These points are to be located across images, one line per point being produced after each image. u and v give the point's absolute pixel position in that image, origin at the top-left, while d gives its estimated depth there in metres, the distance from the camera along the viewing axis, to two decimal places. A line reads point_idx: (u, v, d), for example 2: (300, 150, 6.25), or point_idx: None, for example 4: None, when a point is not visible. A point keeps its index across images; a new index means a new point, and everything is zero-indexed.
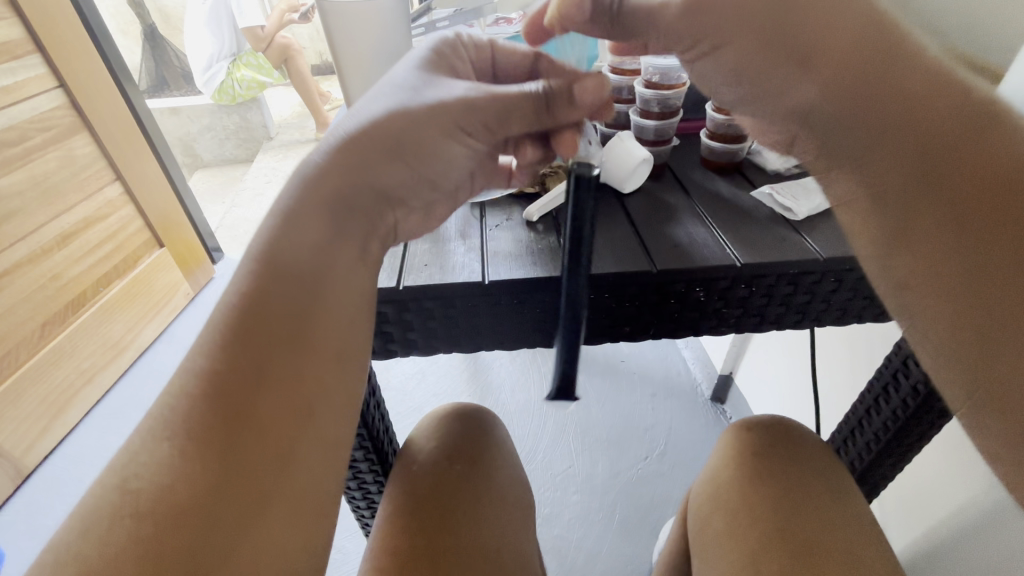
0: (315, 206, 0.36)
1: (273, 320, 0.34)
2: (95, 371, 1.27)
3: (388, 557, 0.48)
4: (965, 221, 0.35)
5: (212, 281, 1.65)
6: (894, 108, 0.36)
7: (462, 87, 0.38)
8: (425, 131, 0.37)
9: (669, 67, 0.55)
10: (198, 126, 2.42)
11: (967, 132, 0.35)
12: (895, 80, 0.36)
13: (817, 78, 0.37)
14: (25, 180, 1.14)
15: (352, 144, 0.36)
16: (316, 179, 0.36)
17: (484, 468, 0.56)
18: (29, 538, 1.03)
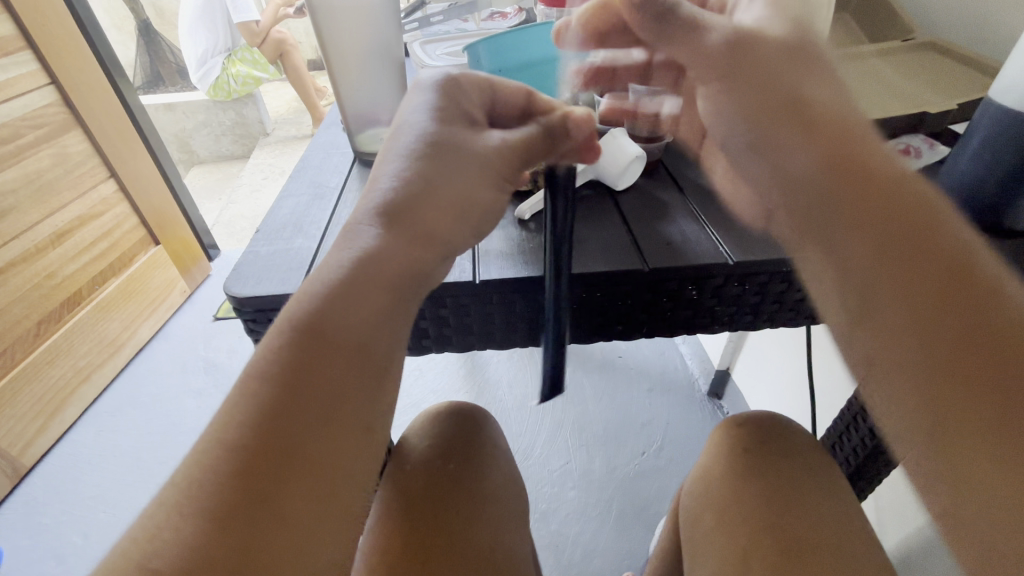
0: (373, 271, 0.37)
1: (329, 349, 0.35)
2: (91, 369, 1.27)
3: (380, 557, 0.48)
4: (933, 313, 0.32)
5: (209, 279, 1.64)
6: (855, 187, 0.34)
7: (495, 143, 0.41)
8: (472, 190, 0.40)
9: None
10: (194, 122, 2.41)
11: (930, 236, 0.33)
12: (854, 166, 0.34)
13: (783, 160, 0.36)
14: (17, 178, 1.14)
15: (408, 217, 0.38)
16: (379, 255, 0.37)
17: (477, 466, 0.55)
18: (27, 537, 1.03)
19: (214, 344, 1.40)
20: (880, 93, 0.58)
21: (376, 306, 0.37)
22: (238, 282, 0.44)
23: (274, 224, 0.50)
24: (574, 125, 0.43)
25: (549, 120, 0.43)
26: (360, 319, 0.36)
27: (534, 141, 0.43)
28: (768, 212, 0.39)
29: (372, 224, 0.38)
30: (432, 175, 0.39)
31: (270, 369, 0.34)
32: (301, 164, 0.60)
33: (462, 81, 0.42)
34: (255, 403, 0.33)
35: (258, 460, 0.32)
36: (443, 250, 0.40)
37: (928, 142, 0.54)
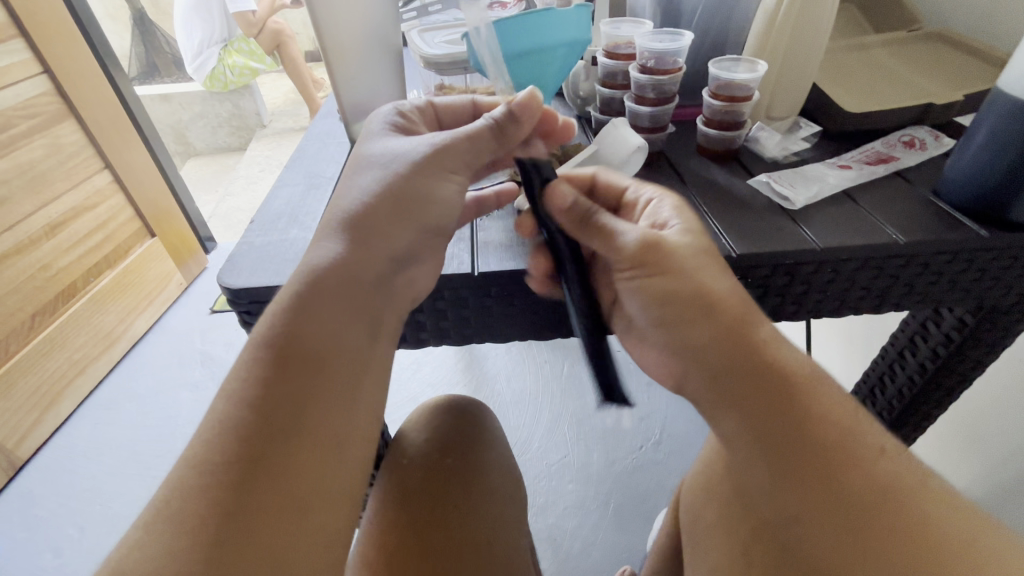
0: (326, 288, 0.39)
1: (293, 359, 0.37)
2: (86, 362, 1.26)
3: (377, 551, 0.47)
4: (805, 492, 0.39)
5: (205, 271, 1.62)
6: (762, 406, 0.40)
7: (433, 141, 0.43)
8: (413, 184, 0.42)
9: (666, 50, 0.52)
10: (190, 113, 2.38)
11: (832, 437, 0.39)
12: (749, 365, 0.41)
13: (688, 336, 0.43)
14: (10, 169, 1.12)
15: (358, 228, 0.41)
16: (335, 270, 0.40)
17: (476, 460, 0.55)
18: (23, 530, 1.02)
19: (211, 337, 1.39)
20: (885, 85, 0.58)
21: (350, 326, 0.40)
22: (232, 273, 0.43)
23: (268, 214, 0.49)
24: (517, 112, 0.43)
25: (495, 115, 0.44)
26: (321, 331, 0.39)
27: (478, 135, 0.43)
28: (687, 381, 0.45)
29: (333, 241, 0.41)
30: (373, 186, 0.42)
31: (244, 384, 0.37)
32: (297, 154, 0.59)
33: (408, 109, 0.48)
34: (245, 415, 0.36)
35: (226, 474, 0.34)
36: (389, 244, 0.41)
37: (933, 134, 0.53)
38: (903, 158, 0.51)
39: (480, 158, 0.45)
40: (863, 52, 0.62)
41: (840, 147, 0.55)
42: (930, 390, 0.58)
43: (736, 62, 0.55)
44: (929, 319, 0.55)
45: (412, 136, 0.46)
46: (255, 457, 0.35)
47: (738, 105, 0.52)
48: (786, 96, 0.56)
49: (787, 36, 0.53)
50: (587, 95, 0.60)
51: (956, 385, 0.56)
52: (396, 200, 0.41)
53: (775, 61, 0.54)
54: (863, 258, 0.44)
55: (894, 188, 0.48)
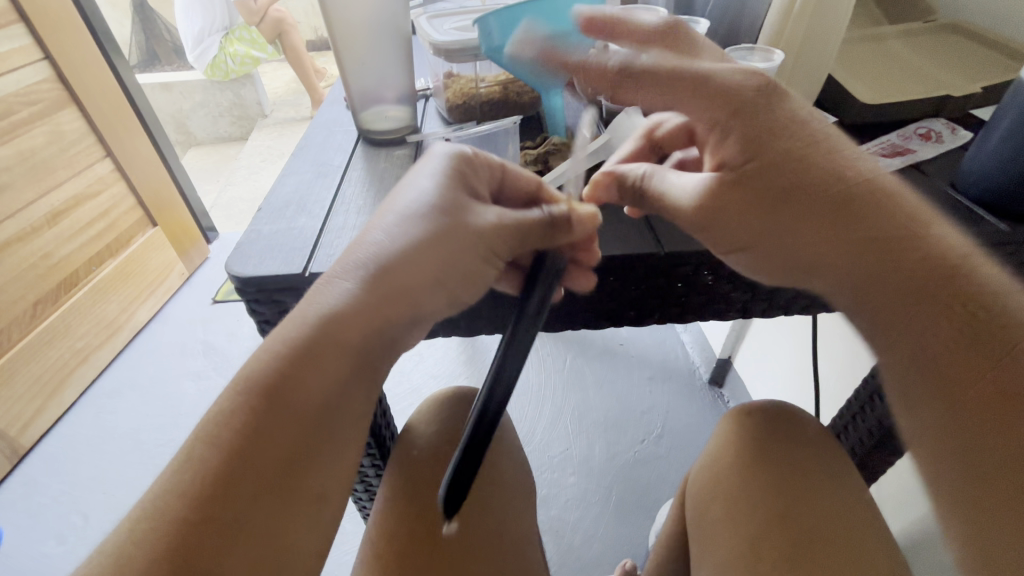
0: (339, 352, 0.37)
1: (288, 408, 0.35)
2: (88, 351, 1.26)
3: (388, 542, 0.47)
4: (935, 338, 0.37)
5: (207, 261, 1.62)
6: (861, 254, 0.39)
7: (491, 218, 0.41)
8: (445, 252, 0.39)
9: (681, 38, 0.51)
10: (191, 102, 2.37)
11: (931, 276, 0.37)
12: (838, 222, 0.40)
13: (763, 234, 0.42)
14: (11, 156, 1.11)
15: (381, 277, 0.38)
16: (347, 317, 0.37)
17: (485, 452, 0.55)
18: (28, 517, 1.03)
19: (213, 328, 1.39)
20: (901, 77, 0.57)
21: (343, 394, 0.38)
22: (241, 261, 0.42)
23: (277, 202, 0.49)
24: (575, 220, 0.42)
25: (557, 211, 0.42)
26: (318, 385, 0.36)
27: (526, 225, 0.42)
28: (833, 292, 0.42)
29: (347, 285, 0.38)
30: (408, 243, 0.39)
31: (222, 428, 0.35)
32: (303, 142, 0.58)
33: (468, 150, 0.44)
34: (212, 465, 0.34)
35: (188, 535, 0.32)
36: (414, 307, 0.39)
37: (949, 127, 0.53)
38: (919, 151, 0.50)
39: (520, 244, 0.42)
40: (877, 44, 0.62)
41: (856, 139, 0.54)
42: None
43: (750, 51, 0.54)
44: None
45: (467, 189, 0.42)
46: (223, 501, 0.33)
47: None
48: (800, 87, 0.55)
49: (804, 25, 0.52)
50: None
51: None
52: (420, 262, 0.39)
53: (791, 50, 0.53)
54: None
55: (912, 179, 0.48)
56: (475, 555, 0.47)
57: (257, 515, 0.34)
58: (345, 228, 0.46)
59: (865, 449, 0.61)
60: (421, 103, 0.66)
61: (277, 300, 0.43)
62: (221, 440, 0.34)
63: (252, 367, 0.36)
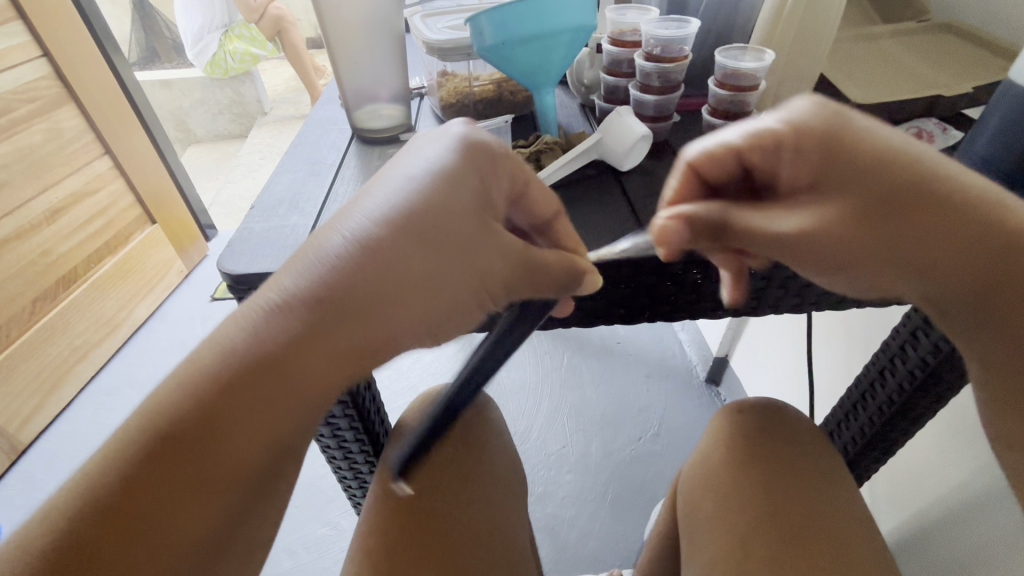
0: (289, 403, 0.31)
1: (201, 462, 0.29)
2: (88, 348, 1.26)
3: (378, 538, 0.47)
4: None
5: (206, 259, 1.62)
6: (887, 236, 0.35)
7: (499, 256, 0.36)
8: (428, 291, 0.34)
9: (672, 38, 0.51)
10: (190, 100, 2.37)
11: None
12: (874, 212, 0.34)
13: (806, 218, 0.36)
14: (10, 153, 1.12)
15: (334, 311, 0.31)
16: (294, 370, 0.31)
17: (478, 449, 0.55)
18: (27, 512, 1.03)
19: (212, 325, 1.40)
20: (893, 77, 0.57)
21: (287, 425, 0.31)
22: (232, 258, 0.42)
23: (269, 200, 0.49)
24: (583, 284, 0.38)
25: (564, 262, 0.38)
26: (253, 442, 0.30)
27: (534, 271, 0.37)
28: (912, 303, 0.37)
29: (296, 314, 0.31)
30: (381, 270, 0.32)
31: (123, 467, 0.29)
32: (298, 141, 0.58)
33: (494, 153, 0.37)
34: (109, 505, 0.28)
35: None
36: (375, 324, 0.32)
37: (941, 126, 0.53)
38: None
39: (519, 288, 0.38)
40: (869, 43, 0.62)
41: None
42: None
43: (742, 51, 0.55)
44: None
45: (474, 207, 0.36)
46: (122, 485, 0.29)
47: (744, 95, 0.52)
48: (792, 87, 0.55)
49: (795, 25, 0.52)
50: (590, 83, 0.60)
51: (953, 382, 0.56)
52: (391, 295, 0.33)
53: (782, 50, 0.53)
54: None
55: None
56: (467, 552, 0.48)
57: (165, 525, 0.29)
58: None
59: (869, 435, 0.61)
60: (416, 102, 0.67)
61: None
62: (137, 458, 0.29)
63: (210, 351, 0.31)
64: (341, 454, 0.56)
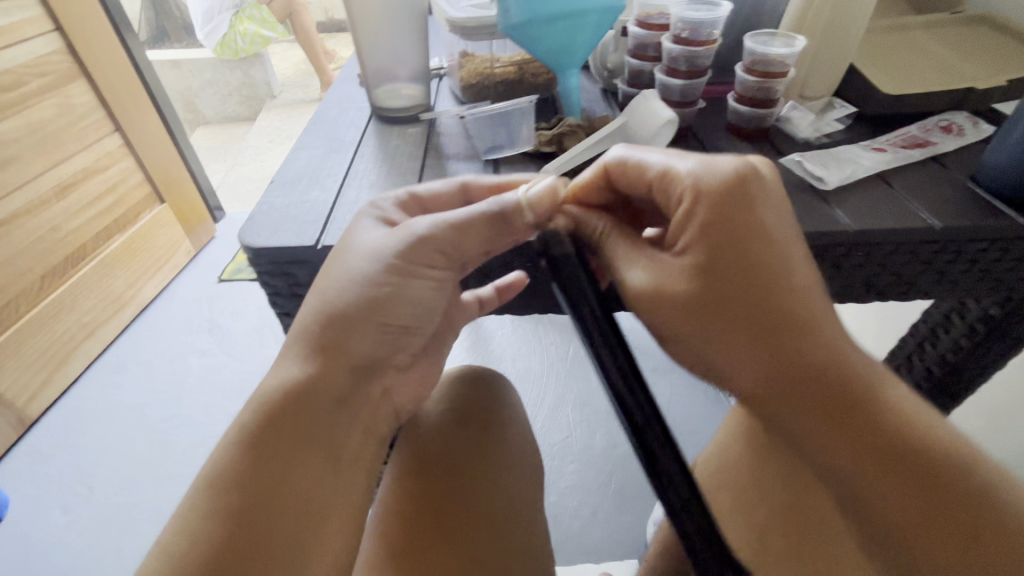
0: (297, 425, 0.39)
1: (265, 487, 0.36)
2: (96, 325, 1.27)
3: (397, 519, 0.47)
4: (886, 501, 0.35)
5: (214, 240, 1.63)
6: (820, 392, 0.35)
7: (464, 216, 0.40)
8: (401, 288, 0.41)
9: (702, 21, 0.50)
10: (200, 81, 2.34)
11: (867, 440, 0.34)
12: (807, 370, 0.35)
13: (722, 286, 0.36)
14: (20, 128, 1.11)
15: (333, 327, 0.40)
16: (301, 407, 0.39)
17: (497, 431, 0.54)
18: (33, 486, 1.04)
19: (219, 306, 1.40)
20: (921, 70, 0.56)
21: (341, 442, 0.41)
22: (253, 232, 0.42)
23: (289, 175, 0.49)
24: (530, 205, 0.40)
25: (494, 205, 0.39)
26: (298, 467, 0.38)
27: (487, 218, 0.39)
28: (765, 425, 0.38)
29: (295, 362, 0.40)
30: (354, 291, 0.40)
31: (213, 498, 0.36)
32: (318, 117, 0.58)
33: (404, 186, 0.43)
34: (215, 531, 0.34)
35: None
36: (390, 316, 0.42)
37: (971, 119, 0.52)
38: (940, 143, 0.50)
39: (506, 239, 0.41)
40: (902, 33, 0.60)
41: (874, 130, 0.53)
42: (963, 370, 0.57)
43: (772, 36, 0.54)
44: (954, 311, 0.55)
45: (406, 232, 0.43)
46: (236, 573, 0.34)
47: (772, 82, 0.51)
48: (823, 75, 0.54)
49: (827, 13, 0.51)
50: (614, 67, 0.59)
51: (989, 368, 0.55)
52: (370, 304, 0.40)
53: (813, 38, 0.53)
54: (895, 242, 0.42)
55: (929, 171, 0.47)
56: (487, 529, 0.47)
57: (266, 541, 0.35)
58: (357, 203, 0.46)
59: None
60: (435, 82, 0.66)
61: (288, 273, 0.43)
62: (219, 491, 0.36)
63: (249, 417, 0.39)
64: None
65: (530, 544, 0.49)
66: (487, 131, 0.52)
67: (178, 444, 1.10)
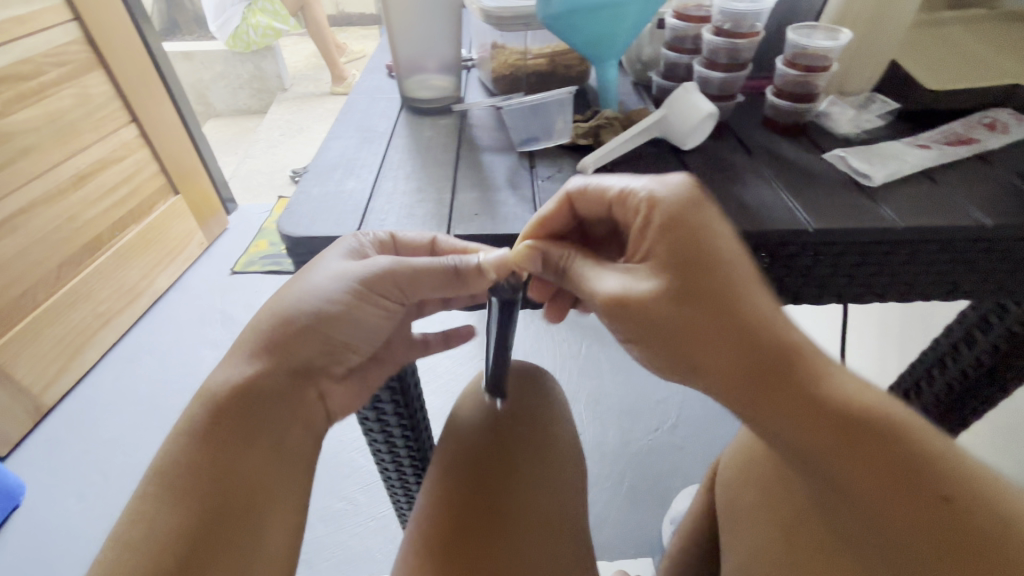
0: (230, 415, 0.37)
1: (208, 479, 0.36)
2: (110, 315, 1.27)
3: (449, 512, 0.48)
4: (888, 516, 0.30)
5: (227, 232, 1.63)
6: (780, 378, 0.32)
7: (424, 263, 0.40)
8: (349, 315, 0.40)
9: (745, 12, 0.49)
10: (212, 73, 2.33)
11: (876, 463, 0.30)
12: (764, 352, 0.33)
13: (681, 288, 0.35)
14: (39, 117, 1.11)
15: (285, 343, 0.39)
16: (244, 404, 0.38)
17: (548, 432, 0.54)
18: (48, 474, 1.05)
19: (232, 298, 1.40)
20: (966, 62, 0.54)
21: (282, 434, 0.39)
22: (292, 221, 0.42)
23: (324, 164, 0.48)
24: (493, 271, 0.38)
25: (457, 261, 0.39)
26: (246, 452, 0.37)
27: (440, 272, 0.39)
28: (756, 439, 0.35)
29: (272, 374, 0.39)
30: (307, 316, 0.39)
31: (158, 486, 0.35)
32: (347, 107, 0.58)
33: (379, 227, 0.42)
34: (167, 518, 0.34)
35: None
36: (333, 337, 0.41)
37: (1016, 117, 0.50)
38: (985, 140, 0.48)
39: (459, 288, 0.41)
40: (938, 29, 0.57)
41: (915, 126, 0.52)
42: (999, 371, 0.55)
43: (813, 30, 0.53)
44: (991, 312, 0.53)
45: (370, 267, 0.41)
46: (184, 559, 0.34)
47: (814, 75, 0.50)
48: (863, 70, 0.54)
49: (871, 7, 0.50)
50: (649, 60, 0.58)
51: None
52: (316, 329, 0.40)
53: (856, 32, 0.52)
54: (943, 240, 0.41)
55: (974, 168, 0.46)
56: (531, 527, 0.48)
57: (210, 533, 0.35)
58: (395, 194, 0.46)
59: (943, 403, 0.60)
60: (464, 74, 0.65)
61: None
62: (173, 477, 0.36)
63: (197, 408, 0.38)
64: (379, 429, 0.54)
65: (575, 545, 0.49)
66: (521, 121, 0.52)
67: None
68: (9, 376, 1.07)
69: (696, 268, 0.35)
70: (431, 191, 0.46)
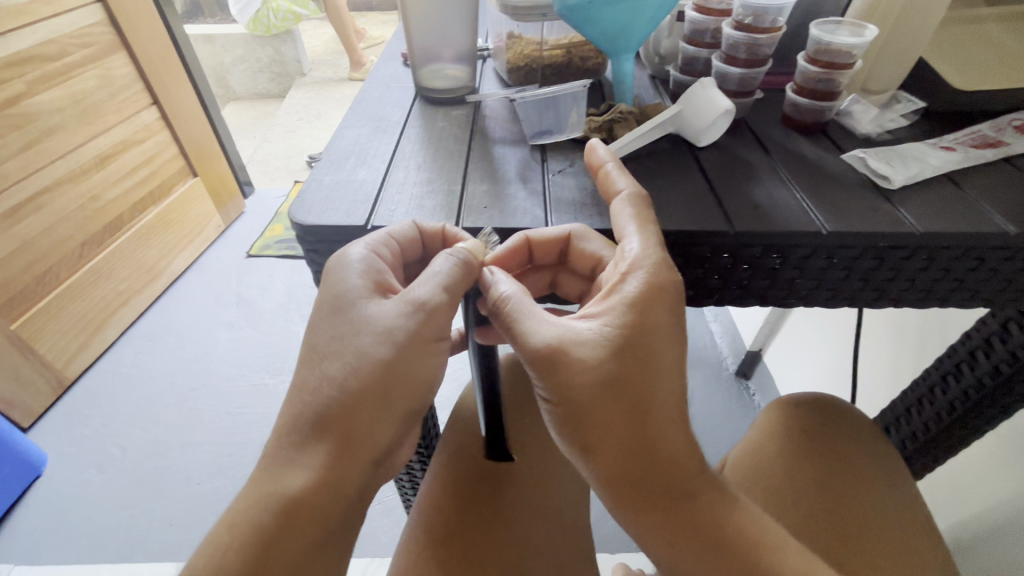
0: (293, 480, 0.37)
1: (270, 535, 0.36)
2: (129, 294, 1.30)
3: (450, 499, 0.49)
4: None
5: (243, 215, 1.65)
6: (697, 543, 0.38)
7: (436, 272, 0.40)
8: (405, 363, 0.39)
9: (767, 7, 0.48)
10: (232, 56, 2.32)
11: None
12: (689, 528, 0.38)
13: (596, 462, 0.38)
14: (63, 98, 1.12)
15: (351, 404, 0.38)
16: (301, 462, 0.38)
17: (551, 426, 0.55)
18: (70, 445, 1.08)
19: (248, 281, 1.42)
20: (997, 62, 0.52)
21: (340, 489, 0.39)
22: (303, 209, 0.42)
23: (336, 153, 0.48)
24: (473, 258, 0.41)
25: (458, 257, 0.40)
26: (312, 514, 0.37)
27: (455, 279, 0.40)
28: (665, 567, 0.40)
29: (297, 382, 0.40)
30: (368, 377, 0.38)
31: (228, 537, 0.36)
32: (360, 96, 0.58)
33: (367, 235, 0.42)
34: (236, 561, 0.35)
35: None
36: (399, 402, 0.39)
37: None
38: (1013, 143, 0.47)
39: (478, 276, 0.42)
40: (971, 26, 0.55)
41: (939, 127, 0.51)
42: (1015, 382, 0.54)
43: (838, 25, 0.52)
44: (1012, 320, 0.52)
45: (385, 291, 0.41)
46: None
47: (836, 73, 0.49)
48: (889, 67, 0.52)
49: (899, 4, 0.49)
50: (667, 53, 0.57)
51: None
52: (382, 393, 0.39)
53: (883, 28, 0.50)
54: (963, 247, 0.40)
55: (1001, 171, 0.45)
56: (532, 520, 0.48)
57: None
58: (406, 184, 0.46)
59: (957, 411, 0.59)
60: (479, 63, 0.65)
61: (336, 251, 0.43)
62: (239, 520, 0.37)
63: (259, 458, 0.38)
64: None
65: (575, 537, 0.49)
66: (535, 114, 0.51)
67: (206, 413, 1.13)
68: (33, 350, 1.09)
69: (638, 407, 0.38)
70: (441, 183, 0.46)
